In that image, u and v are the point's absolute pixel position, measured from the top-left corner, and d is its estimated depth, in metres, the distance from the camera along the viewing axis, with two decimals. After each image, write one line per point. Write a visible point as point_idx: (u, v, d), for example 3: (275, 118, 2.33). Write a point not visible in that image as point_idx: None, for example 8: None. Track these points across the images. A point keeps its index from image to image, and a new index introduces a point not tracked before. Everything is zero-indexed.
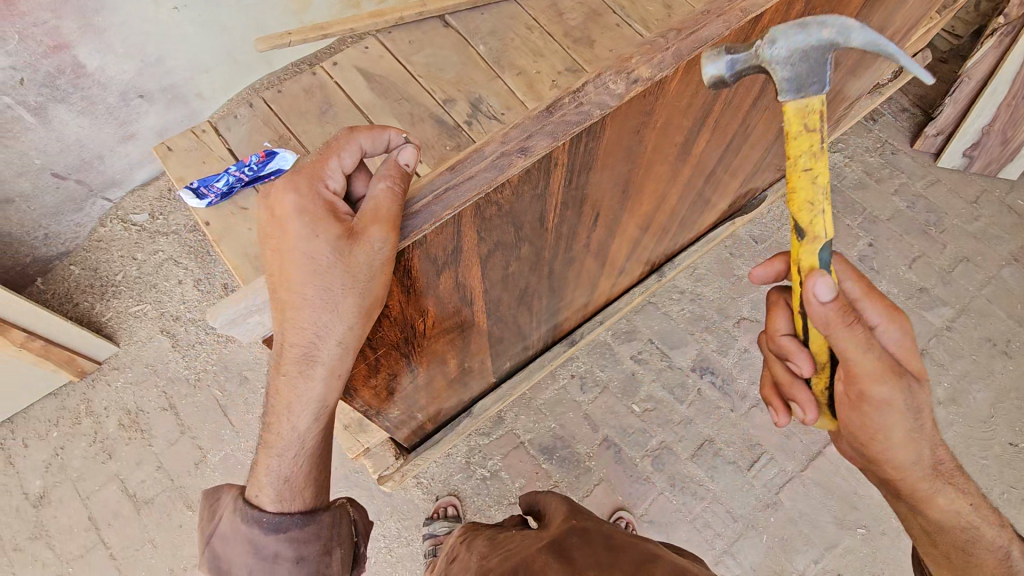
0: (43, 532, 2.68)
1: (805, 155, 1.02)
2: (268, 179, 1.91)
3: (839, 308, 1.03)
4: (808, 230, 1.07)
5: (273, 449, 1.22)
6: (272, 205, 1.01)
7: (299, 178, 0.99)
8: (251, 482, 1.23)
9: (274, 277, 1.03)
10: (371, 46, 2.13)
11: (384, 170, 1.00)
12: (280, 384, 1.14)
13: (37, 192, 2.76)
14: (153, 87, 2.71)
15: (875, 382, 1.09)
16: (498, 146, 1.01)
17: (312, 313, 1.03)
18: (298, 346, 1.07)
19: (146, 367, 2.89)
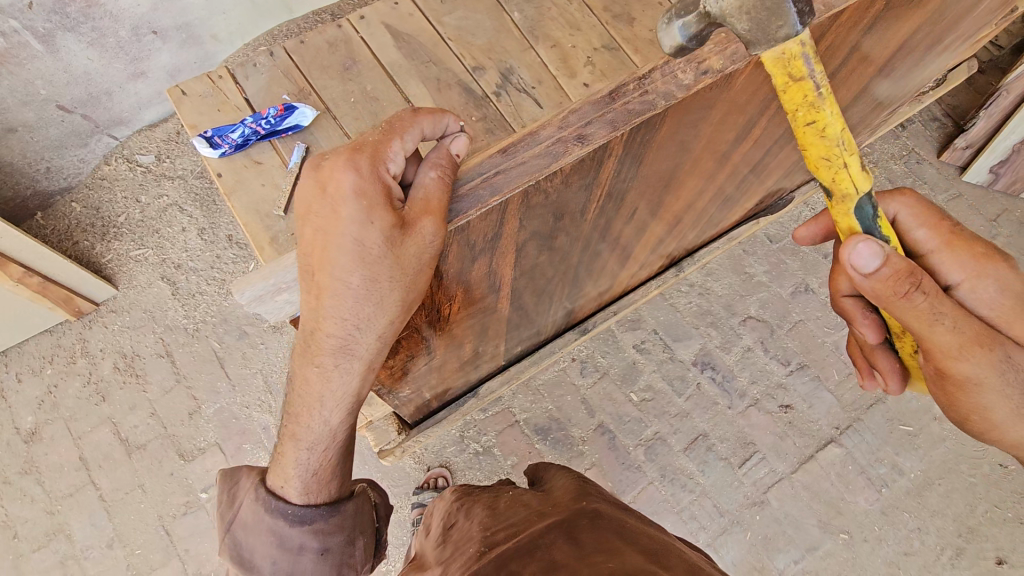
0: (33, 467, 2.67)
1: (804, 108, 0.99)
2: (286, 135, 1.83)
3: (893, 271, 1.03)
4: (836, 188, 1.06)
5: (299, 439, 1.19)
6: (321, 179, 0.94)
7: (358, 155, 0.93)
8: (276, 474, 1.21)
9: (315, 259, 0.98)
10: (401, 2, 2.02)
11: (435, 157, 0.96)
12: (309, 372, 1.10)
13: (41, 124, 2.65)
14: (168, 24, 2.59)
15: (955, 357, 1.10)
16: (554, 130, 0.98)
17: (354, 304, 1.00)
18: (335, 337, 1.04)
19: (144, 312, 2.85)
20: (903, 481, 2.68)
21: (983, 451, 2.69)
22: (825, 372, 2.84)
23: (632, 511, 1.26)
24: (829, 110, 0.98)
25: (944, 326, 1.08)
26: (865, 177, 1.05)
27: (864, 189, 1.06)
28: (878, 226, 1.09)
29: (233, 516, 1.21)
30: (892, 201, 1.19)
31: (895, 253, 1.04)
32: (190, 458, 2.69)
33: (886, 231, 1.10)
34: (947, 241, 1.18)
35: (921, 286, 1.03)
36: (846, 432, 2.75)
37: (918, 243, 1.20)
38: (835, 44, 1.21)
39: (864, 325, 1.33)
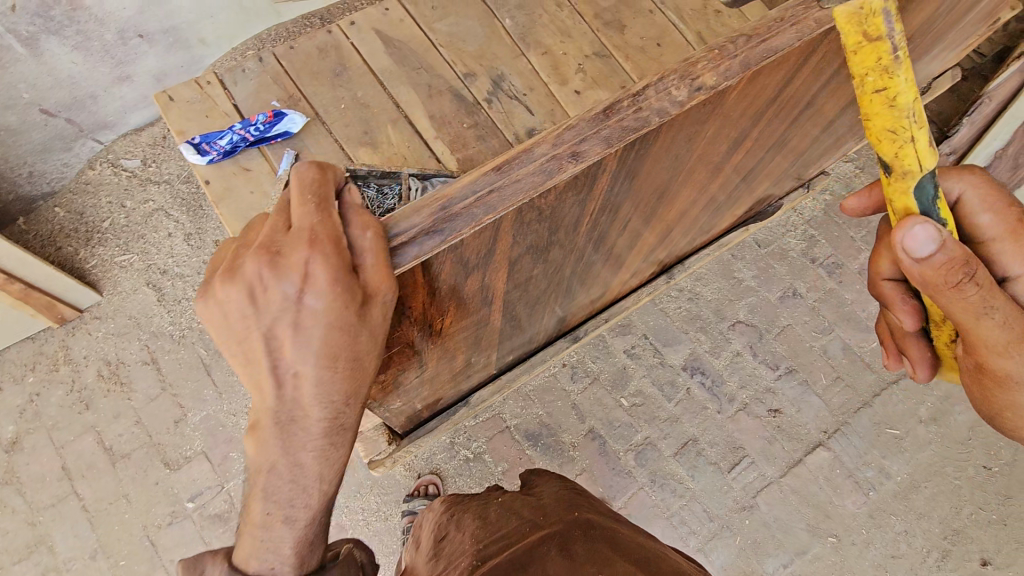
0: (14, 477, 2.62)
1: (877, 72, 0.89)
2: (275, 141, 1.82)
3: (948, 259, 0.96)
4: (896, 165, 0.97)
5: (284, 515, 1.01)
6: (280, 271, 0.87)
7: (319, 243, 0.86)
8: (251, 553, 1.01)
9: (288, 349, 0.92)
10: (391, 8, 2.02)
11: (355, 217, 0.92)
12: (296, 461, 1.00)
13: (24, 128, 2.60)
14: (155, 28, 2.56)
15: (1002, 353, 1.05)
16: (549, 147, 0.97)
17: (337, 377, 0.95)
18: (323, 416, 0.98)
19: (129, 319, 2.81)
20: (890, 483, 2.71)
21: (967, 453, 2.73)
22: (813, 376, 2.86)
23: (623, 519, 1.27)
24: (902, 78, 0.89)
25: (994, 321, 1.03)
26: (931, 152, 0.95)
27: (930, 166, 0.96)
28: (935, 206, 1.01)
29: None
30: (957, 180, 1.13)
31: (954, 240, 0.96)
32: (176, 467, 2.65)
33: (942, 211, 1.02)
34: (1011, 229, 1.11)
35: (976, 277, 0.97)
36: (834, 435, 2.77)
37: (984, 228, 1.13)
38: (825, 58, 1.24)
39: (903, 311, 1.28)
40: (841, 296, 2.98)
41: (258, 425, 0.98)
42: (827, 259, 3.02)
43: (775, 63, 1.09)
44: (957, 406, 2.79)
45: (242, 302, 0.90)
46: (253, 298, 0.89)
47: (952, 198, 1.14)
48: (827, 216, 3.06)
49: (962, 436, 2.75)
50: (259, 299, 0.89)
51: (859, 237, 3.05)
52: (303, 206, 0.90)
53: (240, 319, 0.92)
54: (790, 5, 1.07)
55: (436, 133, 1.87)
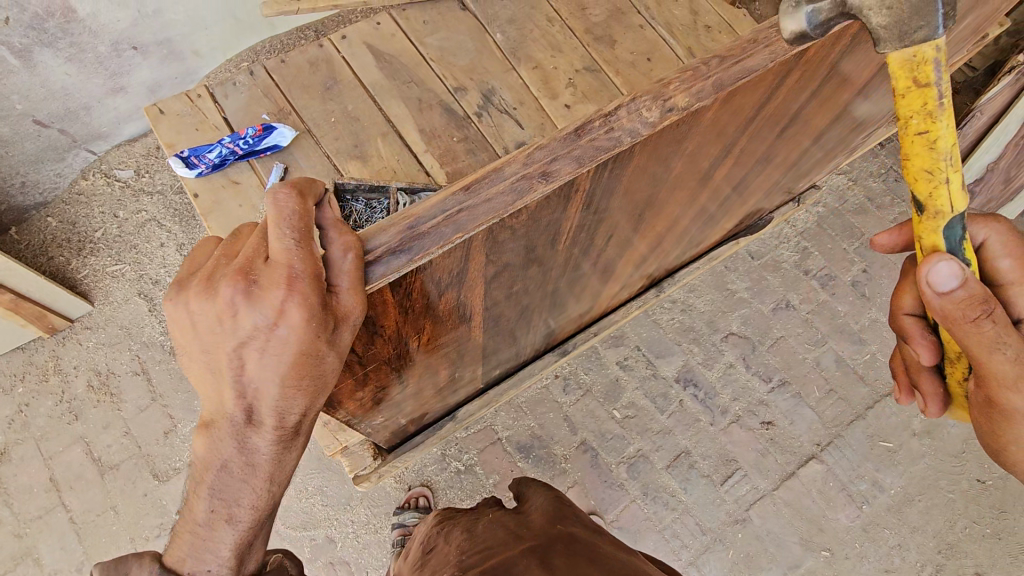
0: (2, 488, 2.60)
1: (921, 115, 0.97)
2: (264, 154, 1.82)
3: (967, 295, 1.00)
4: (929, 204, 1.03)
5: (228, 516, 1.04)
6: (257, 302, 0.87)
7: (299, 283, 0.86)
8: (187, 554, 1.03)
9: (254, 370, 0.94)
10: (383, 23, 2.03)
11: (337, 238, 0.91)
12: (249, 467, 1.04)
13: (17, 138, 2.61)
14: (149, 40, 2.58)
15: (1010, 387, 1.06)
16: (519, 168, 0.98)
17: (298, 396, 0.98)
18: (280, 429, 1.02)
19: (120, 329, 2.80)
20: (884, 496, 2.70)
21: (961, 467, 2.73)
22: (806, 389, 2.86)
23: (610, 536, 1.25)
24: (945, 122, 0.97)
25: (1006, 355, 1.03)
26: (963, 197, 1.01)
27: (960, 210, 1.02)
28: (962, 247, 1.05)
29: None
30: (983, 227, 1.16)
31: (974, 277, 1.01)
32: (165, 478, 2.63)
33: (967, 254, 1.06)
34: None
35: (991, 314, 1.00)
36: (827, 448, 2.77)
37: (1001, 273, 1.15)
38: (803, 78, 1.26)
39: (920, 346, 1.24)
40: (834, 308, 2.98)
41: (213, 424, 1.01)
42: (819, 271, 3.02)
43: (748, 85, 1.10)
44: (951, 418, 2.78)
45: (214, 319, 0.90)
46: (226, 319, 0.89)
47: (976, 242, 1.17)
48: (820, 228, 3.07)
49: (955, 449, 2.74)
50: (231, 321, 0.89)
51: (852, 249, 3.06)
52: (285, 235, 0.87)
53: (208, 333, 0.92)
54: (763, 27, 1.09)
55: (426, 147, 1.88)
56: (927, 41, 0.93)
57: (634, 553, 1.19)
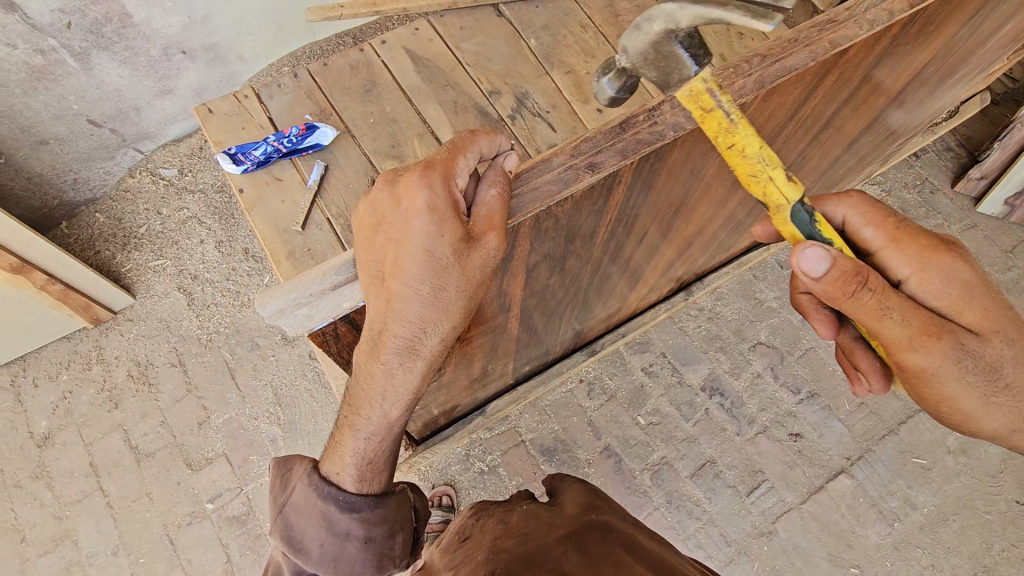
0: (44, 472, 2.70)
1: (720, 134, 1.03)
2: (307, 153, 1.89)
3: (840, 274, 1.07)
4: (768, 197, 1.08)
5: (354, 425, 1.20)
6: (398, 192, 1.00)
7: (431, 173, 0.98)
8: (329, 460, 1.24)
9: (386, 265, 1.02)
10: (421, 28, 2.09)
11: (492, 175, 1.01)
12: (372, 372, 1.12)
13: (72, 137, 2.74)
14: (197, 44, 2.70)
15: (908, 348, 1.15)
16: (566, 158, 1.04)
17: (420, 308, 1.03)
18: (401, 338, 1.06)
19: (160, 321, 2.90)
20: (916, 515, 2.63)
21: (998, 487, 2.65)
22: (836, 402, 2.81)
23: (645, 528, 1.27)
24: (743, 131, 1.01)
25: (894, 319, 1.12)
26: (793, 187, 1.05)
27: (795, 198, 1.06)
28: (818, 229, 1.10)
29: (287, 498, 1.24)
30: (835, 206, 1.24)
31: (842, 255, 1.07)
32: (198, 468, 2.71)
33: (827, 234, 1.10)
34: (892, 236, 1.21)
35: (867, 284, 1.08)
36: (857, 463, 2.71)
37: (868, 240, 1.23)
38: (841, 80, 1.27)
39: (821, 322, 1.38)
40: None
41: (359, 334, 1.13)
42: None
43: (788, 83, 1.13)
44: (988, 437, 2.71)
45: (368, 218, 1.04)
46: (374, 216, 1.03)
47: (837, 221, 1.25)
48: None
49: (992, 469, 2.66)
50: (376, 218, 1.02)
51: None
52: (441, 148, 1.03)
53: (360, 232, 1.05)
54: (804, 28, 1.14)
55: None
56: (690, 77, 1.01)
57: (670, 547, 1.20)
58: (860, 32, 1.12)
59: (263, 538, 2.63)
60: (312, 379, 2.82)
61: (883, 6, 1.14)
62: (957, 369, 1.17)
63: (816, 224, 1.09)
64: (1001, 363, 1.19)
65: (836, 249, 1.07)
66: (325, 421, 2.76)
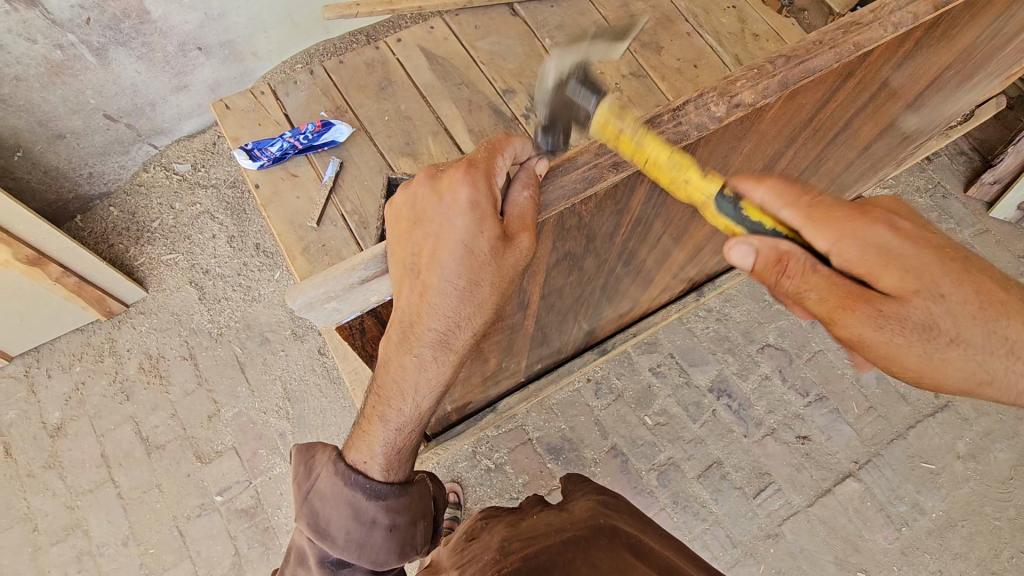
0: (56, 462, 2.73)
1: (631, 149, 1.01)
2: (322, 150, 1.91)
3: (762, 262, 1.12)
4: (692, 191, 1.07)
5: (384, 416, 1.21)
6: (440, 187, 1.00)
7: (474, 171, 0.98)
8: (354, 448, 1.25)
9: (424, 259, 1.03)
10: (436, 27, 2.10)
11: (523, 178, 1.02)
12: (403, 364, 1.13)
13: (88, 131, 2.77)
14: (212, 41, 2.72)
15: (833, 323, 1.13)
16: (592, 157, 1.06)
17: (453, 301, 1.04)
18: (434, 331, 1.08)
19: (172, 315, 2.93)
20: (924, 520, 2.62)
21: (1008, 493, 2.63)
22: (844, 405, 2.80)
23: (654, 534, 1.27)
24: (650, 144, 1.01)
25: (812, 296, 1.13)
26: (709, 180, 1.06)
27: (715, 192, 1.06)
28: (745, 216, 1.10)
29: (311, 486, 1.23)
30: (756, 188, 1.13)
31: (762, 246, 1.11)
32: (207, 461, 2.73)
33: (755, 218, 1.11)
34: (808, 215, 1.13)
35: (786, 271, 1.12)
36: (865, 466, 2.70)
37: (786, 223, 1.14)
38: (863, 82, 1.28)
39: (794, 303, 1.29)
40: None
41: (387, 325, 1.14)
42: None
43: (812, 84, 1.14)
44: (997, 443, 2.70)
45: (406, 211, 1.04)
46: (414, 209, 1.03)
47: (755, 202, 1.14)
48: None
49: (1002, 475, 2.65)
50: (416, 212, 1.03)
51: None
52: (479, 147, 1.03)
53: (397, 225, 1.06)
54: (828, 30, 1.14)
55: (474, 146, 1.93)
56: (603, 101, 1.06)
57: (680, 554, 1.20)
58: (885, 34, 1.13)
59: (271, 531, 2.65)
60: (322, 375, 2.84)
61: (909, 9, 1.14)
62: (885, 338, 1.10)
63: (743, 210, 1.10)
64: (936, 321, 1.11)
65: (758, 239, 1.11)
66: (334, 417, 2.77)
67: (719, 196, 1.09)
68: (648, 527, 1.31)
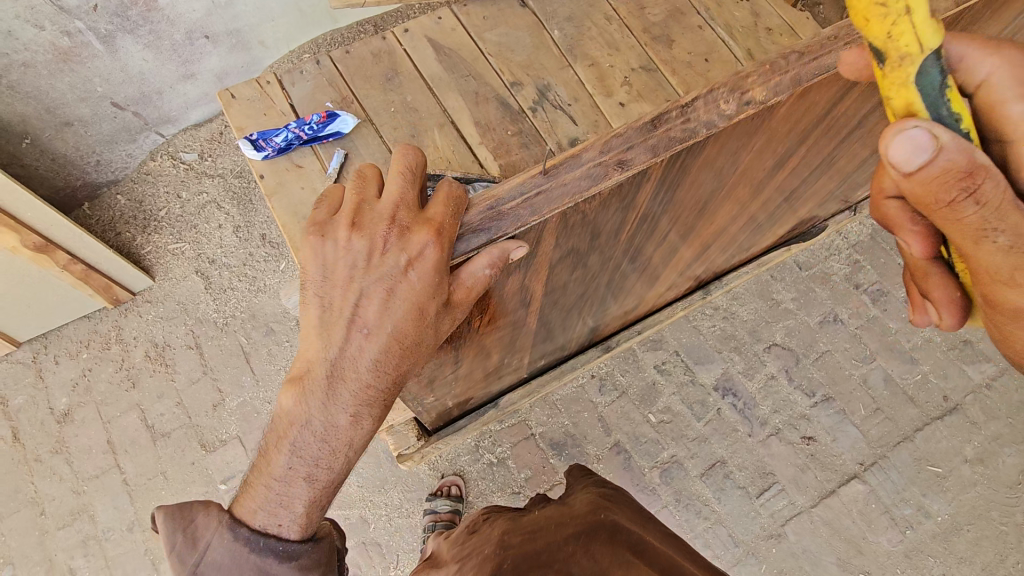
0: (63, 447, 2.76)
1: None
2: (327, 141, 1.89)
3: (941, 171, 0.84)
4: (891, 49, 0.83)
5: (300, 472, 1.09)
6: (404, 242, 0.98)
7: (443, 235, 0.97)
8: (257, 511, 1.10)
9: (367, 313, 1.02)
10: (444, 18, 2.08)
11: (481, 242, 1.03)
12: (319, 421, 1.07)
13: (95, 119, 2.77)
14: (220, 30, 2.71)
15: (1003, 280, 0.98)
16: (596, 154, 1.03)
17: (387, 360, 1.06)
18: (363, 390, 1.06)
19: (177, 304, 2.94)
20: (930, 524, 2.59)
21: (1017, 499, 2.60)
22: (851, 406, 2.77)
23: (654, 530, 1.26)
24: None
25: (997, 243, 0.93)
26: (932, 29, 0.82)
27: (932, 48, 0.82)
28: (946, 101, 0.87)
29: (198, 559, 1.07)
30: (984, 60, 1.00)
31: (953, 147, 0.83)
32: (212, 449, 2.75)
33: (955, 106, 0.88)
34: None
35: (974, 194, 0.87)
36: (871, 468, 2.67)
37: (1013, 120, 1.00)
38: (878, 79, 1.25)
39: (910, 236, 1.12)
40: (885, 324, 2.87)
41: (307, 377, 1.06)
42: (871, 286, 2.92)
43: (826, 80, 1.11)
44: (1007, 447, 2.67)
45: (354, 258, 1.01)
46: (364, 258, 1.00)
47: (977, 79, 1.01)
48: (874, 242, 2.96)
49: (1010, 480, 2.62)
50: (368, 262, 1.00)
51: None
52: (443, 203, 0.99)
53: (343, 270, 1.01)
54: (844, 25, 1.11)
55: (480, 139, 1.91)
56: None
57: (680, 551, 1.19)
58: None
59: None
60: None
61: None
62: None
63: (946, 92, 0.87)
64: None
65: (948, 135, 0.83)
66: None
67: (928, 56, 0.84)
68: (649, 523, 1.30)
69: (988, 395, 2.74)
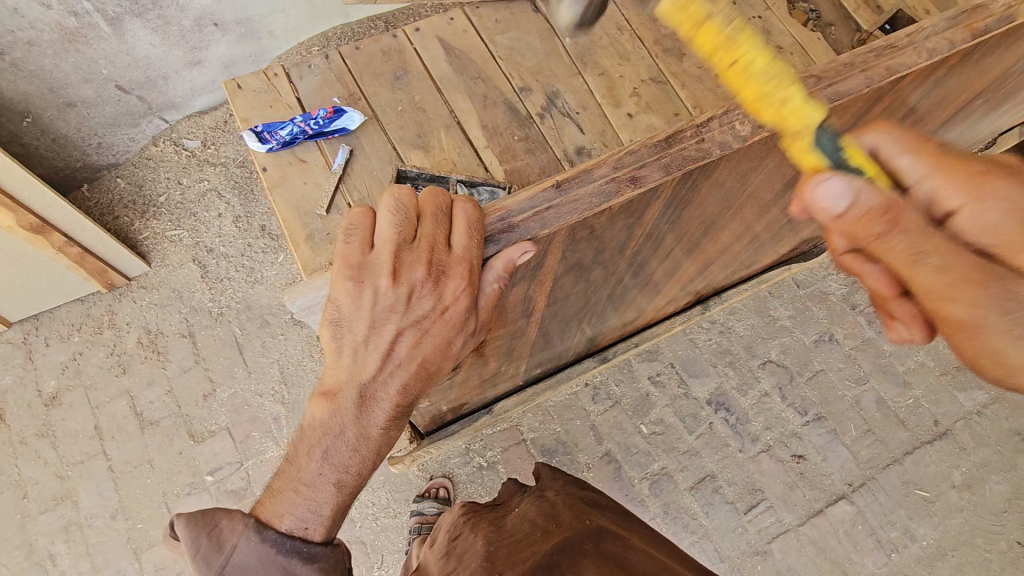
0: (50, 431, 2.73)
1: None
2: (333, 137, 1.88)
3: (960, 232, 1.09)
4: None
5: (326, 480, 1.06)
6: (435, 282, 0.97)
7: (471, 271, 0.97)
8: (282, 512, 1.05)
9: (401, 345, 1.03)
10: (456, 19, 2.07)
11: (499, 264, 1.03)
12: (351, 438, 1.06)
13: (99, 101, 2.75)
14: (229, 19, 2.69)
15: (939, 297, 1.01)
16: (608, 171, 1.03)
17: (419, 378, 1.07)
18: (396, 406, 1.08)
19: (174, 291, 2.92)
20: (915, 547, 2.60)
21: (1002, 527, 2.61)
22: (842, 426, 2.77)
23: (642, 532, 1.26)
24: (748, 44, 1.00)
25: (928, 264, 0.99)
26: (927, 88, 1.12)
27: None
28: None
29: (224, 564, 1.00)
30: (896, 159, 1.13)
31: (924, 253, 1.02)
32: (200, 440, 2.73)
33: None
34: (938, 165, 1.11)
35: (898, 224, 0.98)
36: (859, 490, 2.67)
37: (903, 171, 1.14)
38: (890, 108, 1.26)
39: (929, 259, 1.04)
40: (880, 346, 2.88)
41: (338, 396, 1.04)
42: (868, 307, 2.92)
43: (839, 108, 1.12)
44: (994, 475, 2.68)
45: (391, 301, 0.98)
46: (402, 301, 0.98)
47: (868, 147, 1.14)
48: None
49: (996, 508, 2.63)
50: (405, 305, 0.99)
51: None
52: (465, 235, 0.97)
53: (380, 311, 0.99)
54: (860, 52, 1.12)
55: (487, 142, 1.90)
56: None
57: (668, 553, 1.19)
58: (918, 61, 1.10)
59: None
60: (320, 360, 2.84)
61: (944, 35, 1.12)
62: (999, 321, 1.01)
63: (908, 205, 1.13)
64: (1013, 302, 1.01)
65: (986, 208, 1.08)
66: None
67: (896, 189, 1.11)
68: (637, 526, 1.30)
69: (979, 422, 2.75)
